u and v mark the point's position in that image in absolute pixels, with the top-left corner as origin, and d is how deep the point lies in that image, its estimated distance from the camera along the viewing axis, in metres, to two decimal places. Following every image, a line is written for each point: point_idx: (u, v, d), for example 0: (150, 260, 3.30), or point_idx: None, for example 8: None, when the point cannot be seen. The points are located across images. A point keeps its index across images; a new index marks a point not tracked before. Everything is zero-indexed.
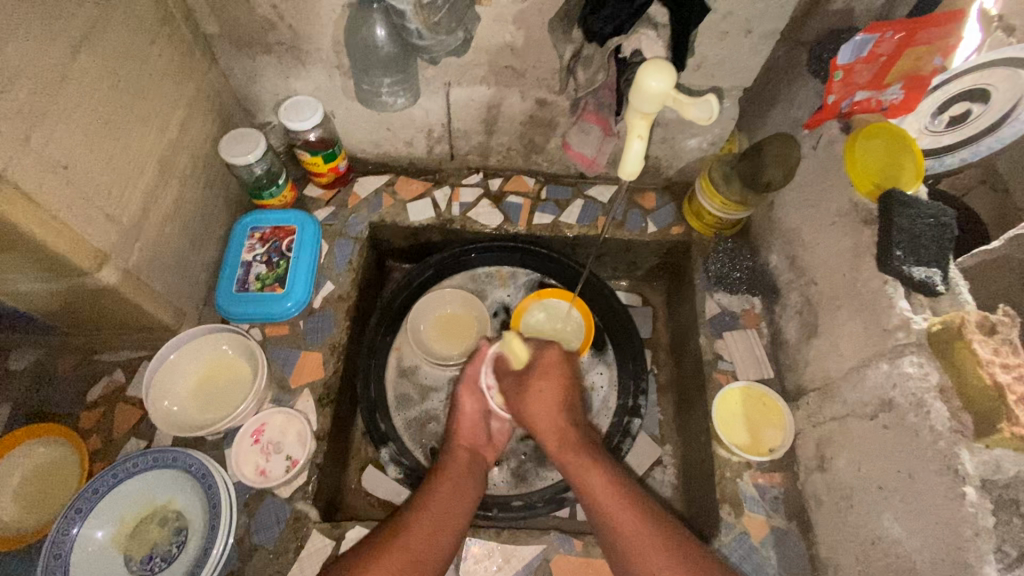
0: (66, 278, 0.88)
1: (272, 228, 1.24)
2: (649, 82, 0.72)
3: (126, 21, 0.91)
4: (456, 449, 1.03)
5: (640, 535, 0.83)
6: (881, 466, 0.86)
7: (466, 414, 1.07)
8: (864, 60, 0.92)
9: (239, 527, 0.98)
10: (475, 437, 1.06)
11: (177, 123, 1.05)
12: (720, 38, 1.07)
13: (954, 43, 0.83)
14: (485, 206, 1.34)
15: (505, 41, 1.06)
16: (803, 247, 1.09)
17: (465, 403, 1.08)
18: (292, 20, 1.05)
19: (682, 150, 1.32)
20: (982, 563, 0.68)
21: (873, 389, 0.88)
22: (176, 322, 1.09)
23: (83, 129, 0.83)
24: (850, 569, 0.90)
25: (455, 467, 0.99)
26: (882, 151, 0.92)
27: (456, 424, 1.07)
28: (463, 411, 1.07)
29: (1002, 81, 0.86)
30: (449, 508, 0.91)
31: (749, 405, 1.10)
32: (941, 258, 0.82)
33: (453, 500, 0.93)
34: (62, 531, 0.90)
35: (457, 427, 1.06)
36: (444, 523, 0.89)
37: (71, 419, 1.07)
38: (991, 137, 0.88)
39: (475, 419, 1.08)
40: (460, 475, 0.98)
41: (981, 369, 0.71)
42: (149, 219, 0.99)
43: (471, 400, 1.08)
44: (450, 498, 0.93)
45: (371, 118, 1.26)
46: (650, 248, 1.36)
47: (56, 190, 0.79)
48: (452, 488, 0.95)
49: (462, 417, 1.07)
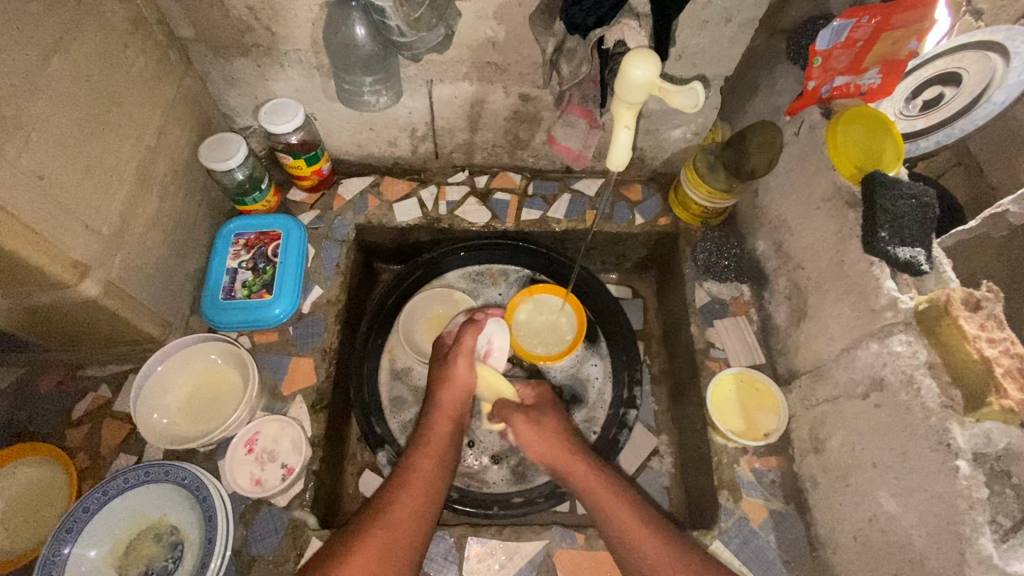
0: (45, 292, 0.85)
1: (257, 234, 1.23)
2: (634, 71, 0.72)
3: (97, 26, 0.89)
4: (437, 423, 1.00)
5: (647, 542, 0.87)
6: (874, 445, 0.87)
7: (455, 383, 1.02)
8: (841, 45, 0.92)
9: (236, 539, 0.97)
10: (458, 405, 1.03)
11: (155, 130, 1.03)
12: (700, 27, 1.08)
13: (928, 28, 0.86)
14: (472, 204, 1.34)
15: (486, 36, 1.06)
16: (789, 233, 1.11)
17: (458, 372, 1.03)
18: (269, 21, 1.03)
19: (666, 141, 1.32)
20: (977, 535, 0.70)
21: (864, 369, 0.89)
22: (162, 333, 1.07)
23: (58, 138, 0.81)
24: (848, 548, 0.91)
25: (436, 445, 0.98)
26: (863, 137, 0.94)
27: (442, 393, 1.02)
28: (454, 381, 1.02)
29: (973, 64, 0.89)
30: (430, 491, 0.91)
31: (742, 391, 1.12)
32: (925, 238, 0.83)
33: (432, 482, 0.92)
34: (54, 552, 0.88)
35: (442, 397, 1.02)
36: (427, 506, 0.89)
37: (58, 437, 1.04)
38: (964, 118, 0.90)
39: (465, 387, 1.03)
40: (441, 453, 0.97)
41: (968, 345, 0.72)
42: (130, 229, 0.97)
43: (465, 371, 1.03)
44: (431, 480, 0.92)
45: (353, 119, 1.25)
46: (638, 239, 1.36)
47: (32, 201, 0.77)
48: (434, 468, 0.94)
49: (448, 386, 1.02)
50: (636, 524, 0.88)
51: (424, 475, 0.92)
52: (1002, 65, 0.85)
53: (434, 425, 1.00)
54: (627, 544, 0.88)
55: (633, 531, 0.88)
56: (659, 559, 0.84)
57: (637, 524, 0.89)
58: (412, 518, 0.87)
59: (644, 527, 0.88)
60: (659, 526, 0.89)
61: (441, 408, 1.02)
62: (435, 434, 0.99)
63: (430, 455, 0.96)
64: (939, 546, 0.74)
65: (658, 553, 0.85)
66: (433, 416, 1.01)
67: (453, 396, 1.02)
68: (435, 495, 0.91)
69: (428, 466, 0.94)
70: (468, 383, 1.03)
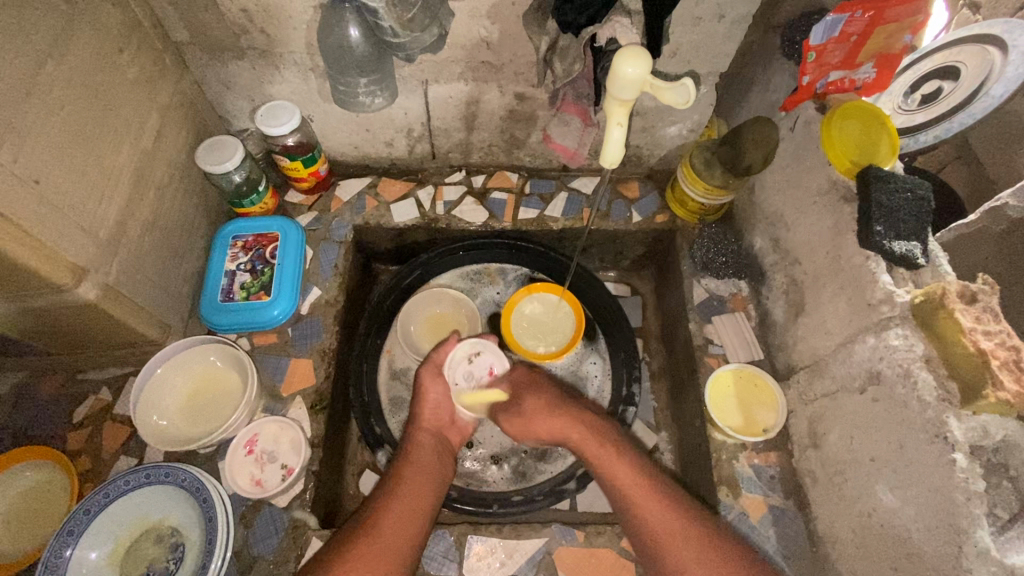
0: (44, 296, 0.86)
1: (255, 236, 1.23)
2: (625, 68, 0.73)
3: (92, 31, 0.89)
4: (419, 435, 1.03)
5: (658, 518, 0.83)
6: (872, 439, 0.87)
7: (429, 398, 1.07)
8: (836, 39, 0.92)
9: (237, 539, 0.97)
10: (437, 419, 1.06)
11: (151, 133, 1.03)
12: (694, 24, 1.08)
13: (922, 21, 0.88)
14: (469, 204, 1.34)
15: (480, 36, 1.06)
16: (786, 228, 1.10)
17: (427, 385, 1.07)
18: (264, 24, 1.03)
19: (662, 138, 1.32)
20: (975, 527, 0.70)
21: (861, 363, 0.89)
22: (161, 336, 1.08)
23: (53, 143, 0.82)
24: (848, 542, 0.91)
25: (422, 454, 0.99)
26: (859, 131, 0.93)
27: (420, 409, 1.06)
28: (427, 397, 1.06)
29: (971, 58, 0.88)
30: (419, 492, 0.92)
31: (740, 388, 1.11)
32: (919, 232, 0.83)
33: (424, 486, 0.93)
34: (55, 553, 0.88)
35: (421, 409, 1.06)
36: (416, 504, 0.90)
37: (59, 441, 1.05)
38: (962, 112, 0.88)
39: (439, 403, 1.07)
40: (424, 459, 0.99)
41: (964, 337, 0.72)
42: (127, 233, 0.98)
43: (435, 385, 1.07)
44: (420, 483, 0.94)
45: (350, 121, 1.25)
46: (636, 237, 1.36)
47: (29, 205, 0.77)
48: (419, 472, 0.95)
49: (425, 396, 1.07)
50: (639, 485, 0.87)
51: (413, 481, 0.93)
52: (1000, 60, 0.84)
53: (417, 436, 1.03)
54: (638, 519, 0.84)
55: (633, 488, 0.87)
56: (665, 523, 0.82)
57: (634, 479, 0.88)
58: (407, 518, 0.87)
59: (648, 489, 0.86)
60: (662, 492, 0.86)
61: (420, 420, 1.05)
62: (421, 444, 1.01)
63: (417, 463, 0.97)
64: (937, 540, 0.74)
65: (662, 516, 0.83)
66: (417, 430, 1.03)
67: (432, 408, 1.06)
68: (427, 499, 0.92)
69: (416, 474, 0.95)
70: (441, 395, 1.07)
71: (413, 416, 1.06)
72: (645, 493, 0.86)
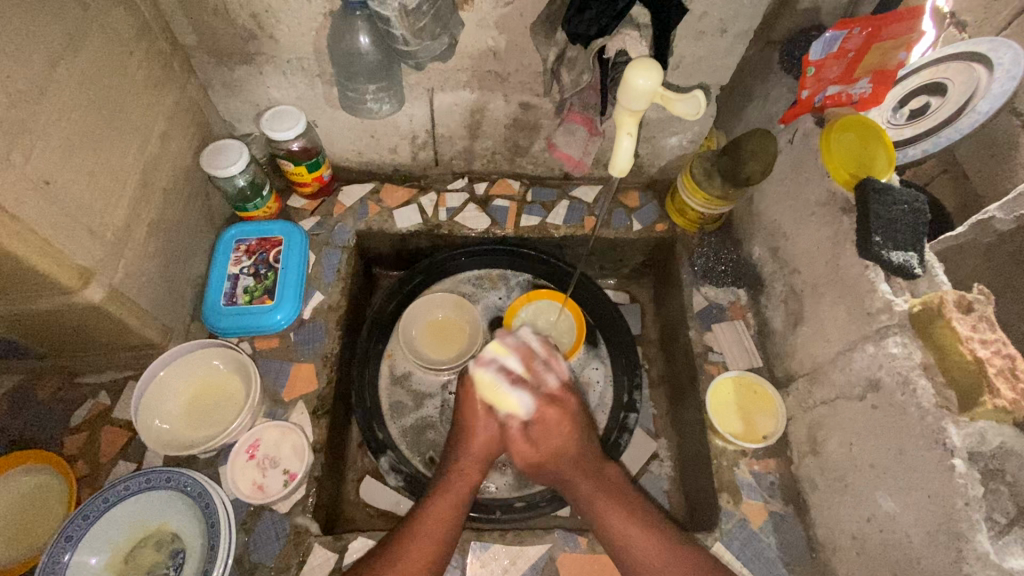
0: (50, 298, 0.85)
1: (258, 240, 1.23)
2: (637, 80, 0.74)
3: (102, 34, 0.89)
4: (466, 466, 0.97)
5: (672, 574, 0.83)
6: (871, 445, 0.88)
7: (477, 427, 0.99)
8: (834, 56, 0.95)
9: (238, 545, 0.97)
10: (488, 446, 0.99)
11: (158, 137, 1.03)
12: (697, 38, 1.10)
13: (917, 38, 0.89)
14: (472, 211, 1.35)
15: (487, 46, 1.07)
16: (785, 238, 1.13)
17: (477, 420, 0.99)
18: (271, 29, 1.04)
19: (662, 149, 1.34)
20: (974, 532, 0.71)
21: (861, 370, 0.91)
22: (163, 340, 1.07)
23: (64, 146, 0.82)
24: (848, 547, 0.92)
25: (462, 485, 0.94)
26: (854, 143, 0.96)
27: (470, 433, 0.99)
28: (478, 423, 0.99)
29: (957, 75, 0.91)
30: (447, 526, 0.89)
31: (740, 395, 1.13)
32: (916, 243, 0.85)
33: (451, 518, 0.90)
34: (54, 559, 0.87)
35: (472, 438, 0.99)
36: (446, 537, 0.88)
37: (55, 445, 1.03)
38: (950, 127, 0.90)
39: (489, 433, 0.99)
40: (460, 490, 0.93)
41: (961, 346, 0.74)
42: (133, 236, 0.97)
43: (485, 418, 0.99)
44: (450, 519, 0.89)
45: (354, 127, 1.26)
46: (636, 245, 1.38)
47: (38, 207, 0.77)
48: (451, 508, 0.91)
49: (472, 426, 1.00)
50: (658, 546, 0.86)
51: (442, 518, 0.89)
52: (986, 78, 0.86)
53: (464, 468, 0.97)
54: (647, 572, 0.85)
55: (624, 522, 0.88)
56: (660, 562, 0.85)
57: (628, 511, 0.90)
58: (429, 553, 0.85)
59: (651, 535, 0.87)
60: (647, 520, 0.90)
61: (470, 450, 0.98)
62: (464, 474, 0.95)
63: (450, 496, 0.92)
64: (937, 545, 0.76)
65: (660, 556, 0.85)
66: (463, 458, 0.98)
67: (483, 442, 0.99)
68: (451, 534, 0.89)
69: (449, 505, 0.91)
70: (493, 429, 1.00)
71: (461, 437, 1.00)
72: (641, 529, 0.88)
